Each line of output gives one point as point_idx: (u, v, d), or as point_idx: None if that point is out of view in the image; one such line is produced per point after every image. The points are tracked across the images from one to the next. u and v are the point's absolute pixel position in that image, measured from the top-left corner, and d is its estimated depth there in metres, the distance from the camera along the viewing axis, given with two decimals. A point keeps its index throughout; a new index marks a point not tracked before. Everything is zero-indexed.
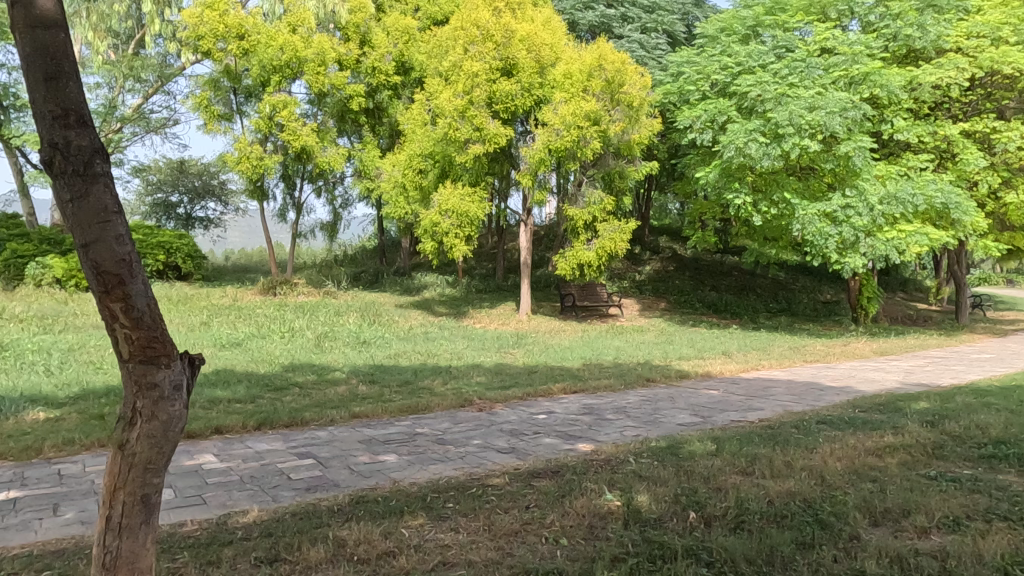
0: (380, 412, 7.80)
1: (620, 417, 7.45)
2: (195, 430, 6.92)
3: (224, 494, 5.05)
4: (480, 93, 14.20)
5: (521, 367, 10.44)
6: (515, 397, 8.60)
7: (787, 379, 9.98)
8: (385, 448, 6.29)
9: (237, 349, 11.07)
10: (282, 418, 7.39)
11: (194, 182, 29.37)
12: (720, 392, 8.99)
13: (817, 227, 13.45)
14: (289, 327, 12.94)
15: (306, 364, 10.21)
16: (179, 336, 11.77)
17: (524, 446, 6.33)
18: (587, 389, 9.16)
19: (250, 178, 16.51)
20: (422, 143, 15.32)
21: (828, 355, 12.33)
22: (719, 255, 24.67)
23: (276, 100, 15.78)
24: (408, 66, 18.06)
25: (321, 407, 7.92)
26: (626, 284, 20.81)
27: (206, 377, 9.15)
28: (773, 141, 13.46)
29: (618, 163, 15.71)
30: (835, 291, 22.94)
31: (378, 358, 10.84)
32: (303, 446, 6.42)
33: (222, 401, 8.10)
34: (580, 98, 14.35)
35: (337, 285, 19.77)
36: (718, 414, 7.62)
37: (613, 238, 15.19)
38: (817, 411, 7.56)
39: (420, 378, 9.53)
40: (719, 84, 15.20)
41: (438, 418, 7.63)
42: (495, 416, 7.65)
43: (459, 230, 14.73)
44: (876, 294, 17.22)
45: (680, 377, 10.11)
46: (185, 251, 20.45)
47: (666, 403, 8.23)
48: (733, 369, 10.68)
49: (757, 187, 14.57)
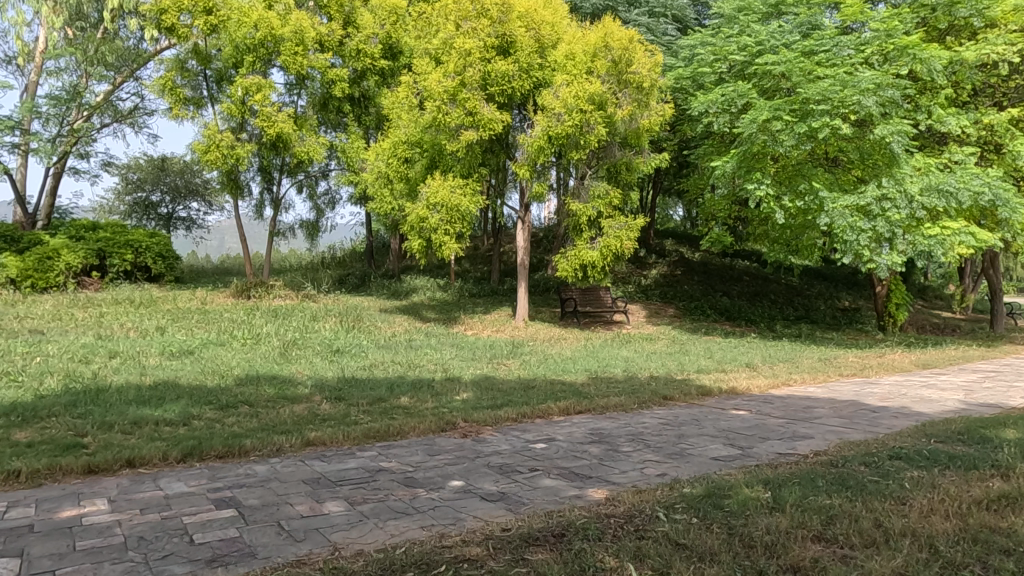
0: (341, 439, 6.34)
1: (638, 448, 5.97)
2: (99, 463, 5.44)
3: (88, 570, 3.54)
4: (473, 73, 12.72)
5: (516, 382, 8.92)
6: (508, 419, 7.14)
7: (827, 397, 8.53)
8: (334, 493, 4.82)
9: (188, 358, 9.57)
10: (216, 447, 5.92)
11: (176, 181, 27.68)
12: (753, 414, 7.52)
13: (849, 221, 11.96)
14: (254, 334, 11.43)
15: (265, 376, 8.70)
16: (123, 344, 10.22)
17: (517, 490, 4.85)
18: (595, 409, 7.68)
19: (220, 170, 15.00)
20: (409, 129, 13.86)
21: (866, 369, 10.86)
22: (729, 260, 23.25)
23: (248, 82, 14.28)
24: (397, 50, 16.73)
25: (269, 432, 6.44)
26: (631, 289, 19.34)
27: (140, 393, 7.63)
28: (800, 124, 12.02)
29: (625, 154, 14.28)
30: (854, 297, 21.48)
31: (350, 369, 9.35)
32: (230, 490, 4.94)
33: (148, 424, 6.59)
34: (584, 79, 12.93)
35: (318, 289, 18.25)
36: (758, 444, 6.14)
37: (619, 236, 13.74)
38: (881, 440, 6.09)
39: (395, 394, 8.03)
40: (737, 65, 13.88)
41: (410, 447, 6.16)
42: (483, 445, 6.18)
43: (449, 227, 13.20)
44: (905, 300, 15.97)
45: (702, 394, 8.64)
46: (155, 250, 18.92)
47: (690, 428, 6.75)
48: (762, 386, 9.21)
49: (781, 178, 13.13)
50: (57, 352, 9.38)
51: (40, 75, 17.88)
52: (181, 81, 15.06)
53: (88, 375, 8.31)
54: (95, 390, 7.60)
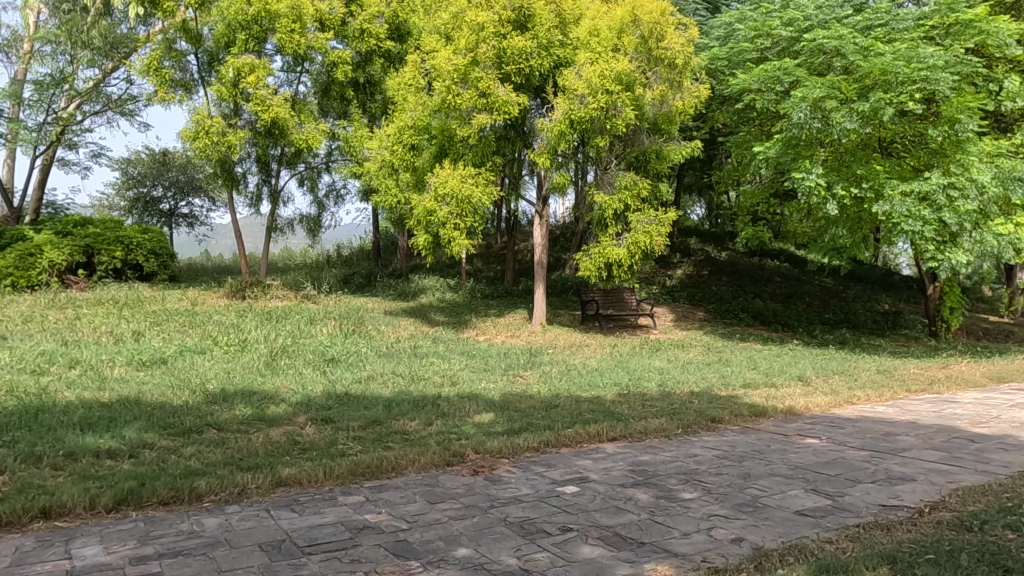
0: (321, 478, 5.06)
1: (697, 496, 4.66)
2: (2, 516, 4.20)
3: None
4: (486, 50, 11.47)
5: (536, 399, 7.63)
6: (528, 449, 5.87)
7: (906, 419, 7.20)
8: (299, 569, 3.53)
9: (159, 369, 8.32)
10: (160, 491, 4.66)
11: (178, 176, 26.55)
12: (825, 444, 6.19)
13: (909, 211, 10.56)
14: (240, 339, 10.22)
15: (244, 391, 7.45)
16: (89, 351, 9.00)
17: (548, 567, 3.53)
18: (632, 437, 6.37)
19: (210, 159, 13.82)
20: (416, 112, 12.62)
21: (935, 383, 9.48)
22: (757, 259, 21.86)
23: (240, 62, 13.11)
24: (403, 30, 15.59)
25: (232, 468, 5.17)
26: (656, 290, 18.00)
27: (88, 415, 6.36)
28: (855, 103, 10.73)
29: (655, 141, 12.90)
30: (894, 299, 20.04)
31: (344, 382, 8.11)
32: (159, 562, 3.66)
33: (86, 456, 5.33)
34: (610, 56, 11.57)
35: (318, 288, 17.03)
36: (850, 489, 4.81)
37: (648, 232, 12.42)
38: (1010, 486, 4.74)
39: (394, 415, 6.76)
40: (782, 42, 12.62)
41: (408, 490, 4.88)
42: (498, 488, 4.89)
43: (459, 220, 11.85)
44: (960, 303, 14.47)
45: (755, 416, 7.33)
46: (148, 247, 17.77)
47: (756, 466, 5.43)
48: (823, 405, 7.88)
49: (829, 168, 11.82)
50: (9, 362, 8.15)
51: (27, 59, 16.75)
52: (169, 64, 13.88)
53: (34, 391, 7.07)
54: (34, 410, 6.35)
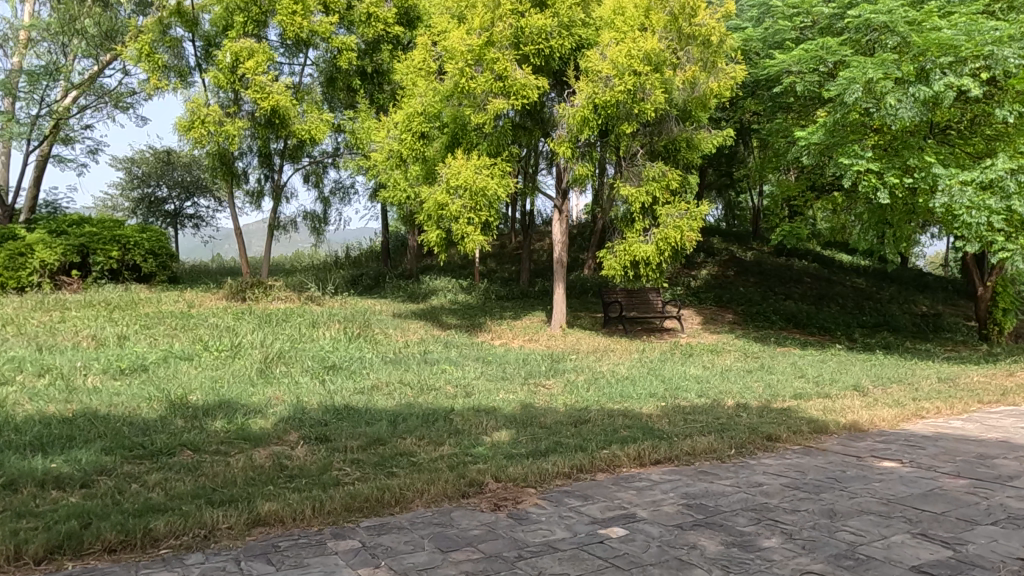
0: (309, 516, 4.12)
1: (779, 545, 3.68)
2: None
3: None
4: (502, 29, 10.54)
5: (563, 413, 6.67)
6: (558, 476, 4.91)
7: (994, 437, 6.19)
8: None
9: (137, 378, 7.42)
10: (106, 534, 3.74)
11: (183, 175, 25.79)
12: (910, 469, 5.19)
13: (972, 200, 9.51)
14: (234, 343, 9.31)
15: (229, 403, 6.53)
16: (64, 357, 8.11)
17: None
18: (678, 460, 5.40)
19: (206, 149, 12.94)
20: (425, 98, 11.70)
21: (1009, 392, 8.45)
22: (784, 259, 20.82)
23: (238, 46, 12.25)
24: (413, 14, 14.74)
25: (201, 503, 4.24)
26: (681, 291, 17.00)
27: (44, 432, 5.46)
28: (909, 83, 9.75)
29: (685, 129, 11.91)
30: (930, 300, 18.92)
31: (344, 393, 7.16)
32: None
33: (29, 486, 4.42)
34: (637, 35, 10.61)
35: (322, 289, 16.11)
36: (970, 534, 3.81)
37: (678, 226, 11.44)
38: None
39: (399, 433, 5.82)
40: (822, 21, 11.69)
41: (415, 533, 3.92)
42: (525, 530, 3.93)
43: (473, 214, 10.93)
44: (1013, 304, 13.55)
45: (817, 433, 6.33)
46: (145, 246, 16.88)
47: (840, 501, 4.43)
48: (890, 419, 6.88)
49: (878, 156, 10.79)
50: None
51: (21, 52, 16.03)
52: (163, 50, 13.07)
53: None
54: None
